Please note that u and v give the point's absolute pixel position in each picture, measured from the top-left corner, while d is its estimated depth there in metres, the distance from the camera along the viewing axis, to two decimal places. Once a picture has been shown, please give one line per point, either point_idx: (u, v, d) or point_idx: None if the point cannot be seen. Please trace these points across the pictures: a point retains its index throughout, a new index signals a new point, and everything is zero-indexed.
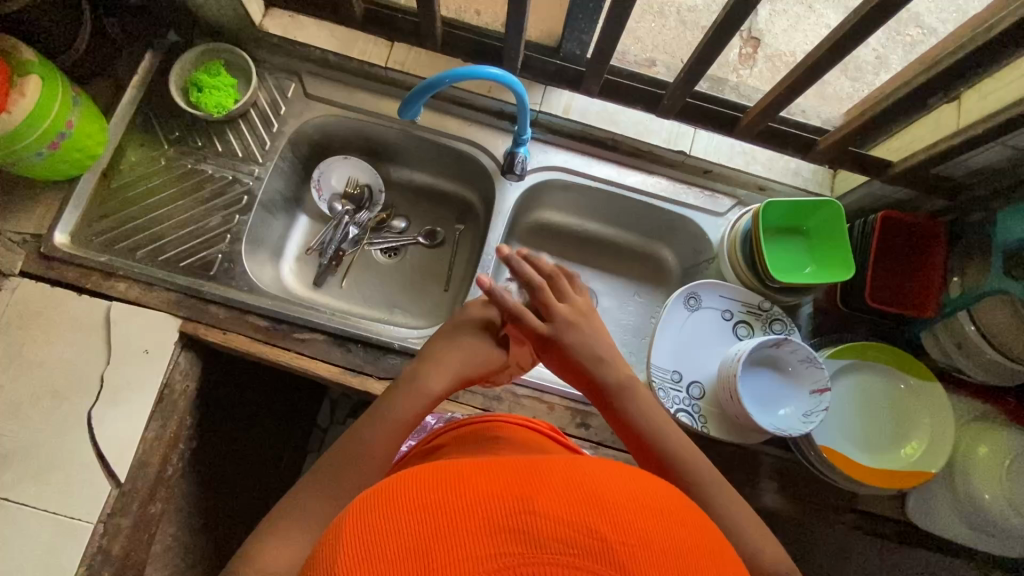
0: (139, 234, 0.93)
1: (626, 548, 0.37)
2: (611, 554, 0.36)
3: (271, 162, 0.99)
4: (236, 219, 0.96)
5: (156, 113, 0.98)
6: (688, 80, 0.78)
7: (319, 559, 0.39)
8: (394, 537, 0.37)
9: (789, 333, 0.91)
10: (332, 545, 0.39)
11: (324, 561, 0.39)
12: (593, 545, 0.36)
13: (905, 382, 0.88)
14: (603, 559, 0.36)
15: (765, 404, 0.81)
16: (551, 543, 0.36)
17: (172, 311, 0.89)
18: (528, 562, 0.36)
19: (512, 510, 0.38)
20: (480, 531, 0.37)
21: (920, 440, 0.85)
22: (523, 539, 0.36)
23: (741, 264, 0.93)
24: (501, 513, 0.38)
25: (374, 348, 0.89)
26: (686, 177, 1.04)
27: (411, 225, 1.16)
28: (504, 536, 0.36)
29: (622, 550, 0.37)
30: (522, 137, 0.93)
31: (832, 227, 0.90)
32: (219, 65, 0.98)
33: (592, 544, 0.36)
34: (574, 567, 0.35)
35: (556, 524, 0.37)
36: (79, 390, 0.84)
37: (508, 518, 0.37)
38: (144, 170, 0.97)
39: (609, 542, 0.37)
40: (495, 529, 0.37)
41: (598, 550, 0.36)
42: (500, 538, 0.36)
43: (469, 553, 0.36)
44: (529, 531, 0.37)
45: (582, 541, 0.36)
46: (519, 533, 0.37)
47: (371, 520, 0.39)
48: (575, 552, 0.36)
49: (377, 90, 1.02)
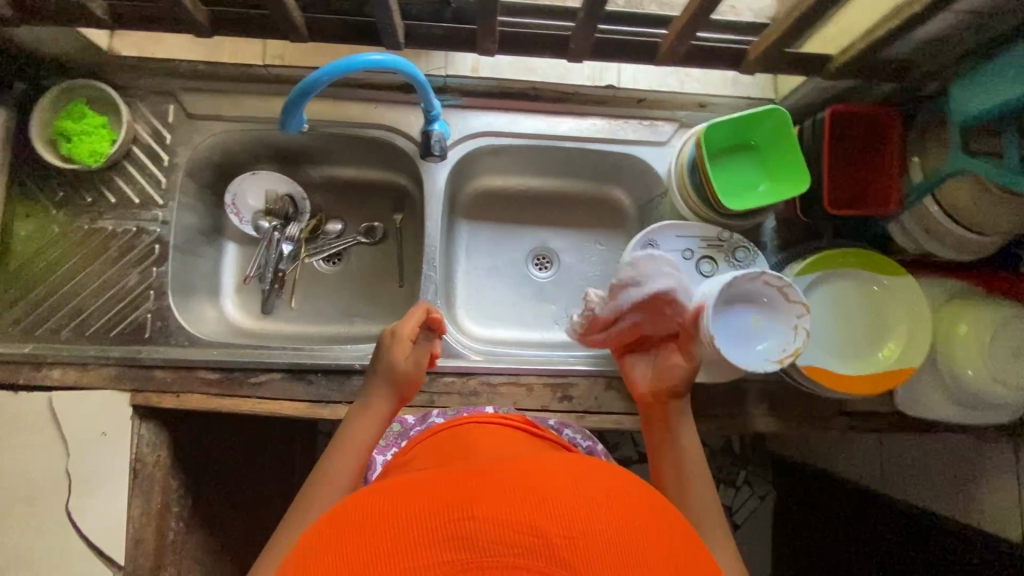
0: (57, 313, 0.86)
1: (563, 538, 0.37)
2: (548, 549, 0.37)
3: (173, 200, 0.90)
4: (154, 272, 0.88)
5: (32, 175, 0.88)
6: (595, 16, 0.69)
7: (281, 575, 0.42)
8: (343, 552, 0.39)
9: (752, 259, 0.88)
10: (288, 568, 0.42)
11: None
12: (529, 541, 0.37)
13: (879, 283, 0.85)
14: (544, 556, 0.36)
15: (741, 339, 0.78)
16: (492, 545, 0.36)
17: (118, 386, 0.84)
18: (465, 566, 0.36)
19: (455, 519, 0.38)
20: (421, 534, 0.38)
21: (897, 339, 0.84)
22: (466, 545, 0.37)
23: (691, 196, 0.87)
24: (445, 523, 0.38)
25: (337, 374, 0.86)
26: (621, 111, 0.95)
27: (347, 225, 1.08)
28: (446, 542, 0.37)
29: (558, 547, 0.37)
30: (432, 112, 0.83)
31: (781, 137, 0.84)
32: (82, 106, 0.86)
33: (528, 541, 0.37)
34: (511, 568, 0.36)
35: (500, 526, 0.37)
36: (49, 488, 0.82)
37: (453, 527, 0.38)
38: (38, 244, 0.88)
39: (551, 540, 0.37)
40: (439, 537, 0.37)
41: (539, 547, 0.37)
42: (444, 546, 0.37)
43: (414, 565, 0.36)
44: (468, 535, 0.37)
45: (524, 541, 0.37)
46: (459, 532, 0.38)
47: (323, 542, 0.41)
48: (509, 551, 0.36)
49: (264, 91, 0.91)
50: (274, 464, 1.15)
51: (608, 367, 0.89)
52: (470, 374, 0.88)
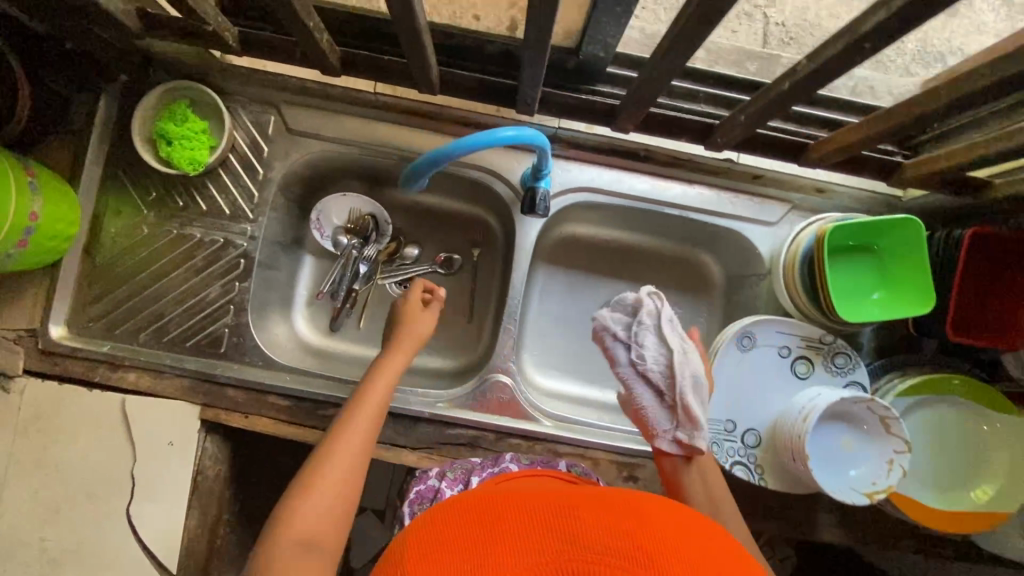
0: (137, 315, 0.86)
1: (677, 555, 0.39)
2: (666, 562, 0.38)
3: (263, 215, 0.88)
4: (236, 287, 0.87)
5: (128, 171, 0.87)
6: (751, 114, 0.66)
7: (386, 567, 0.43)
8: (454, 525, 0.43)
9: (853, 367, 0.82)
10: (394, 558, 0.43)
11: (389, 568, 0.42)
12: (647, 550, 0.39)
13: (989, 424, 0.80)
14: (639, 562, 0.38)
15: (830, 462, 0.75)
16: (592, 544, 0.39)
17: (190, 398, 0.84)
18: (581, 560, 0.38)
19: (562, 518, 0.42)
20: (537, 556, 0.39)
21: (993, 482, 0.79)
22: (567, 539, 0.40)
23: (800, 293, 0.83)
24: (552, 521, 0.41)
25: (404, 419, 0.85)
26: (733, 185, 0.90)
27: (424, 251, 1.05)
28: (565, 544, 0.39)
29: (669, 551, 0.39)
30: (544, 170, 0.79)
31: (910, 249, 0.78)
32: (185, 108, 0.84)
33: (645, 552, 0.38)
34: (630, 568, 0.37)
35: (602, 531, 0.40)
36: (114, 488, 0.82)
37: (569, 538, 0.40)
38: (126, 241, 0.87)
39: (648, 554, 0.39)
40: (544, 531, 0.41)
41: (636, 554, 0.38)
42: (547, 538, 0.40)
43: (518, 550, 0.39)
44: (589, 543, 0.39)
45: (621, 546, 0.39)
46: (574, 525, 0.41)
47: (436, 527, 0.44)
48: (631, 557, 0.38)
49: (369, 116, 0.88)
50: None
51: None
52: (537, 439, 0.85)
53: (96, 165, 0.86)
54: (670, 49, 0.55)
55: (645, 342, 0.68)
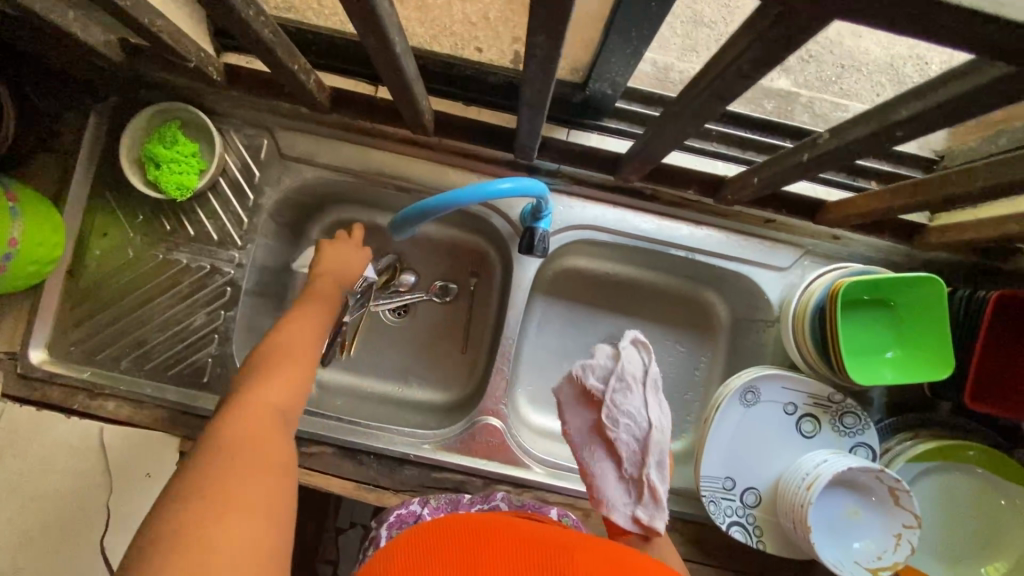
0: (119, 340, 0.83)
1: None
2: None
3: (252, 242, 0.85)
4: (221, 316, 0.84)
5: (115, 192, 0.84)
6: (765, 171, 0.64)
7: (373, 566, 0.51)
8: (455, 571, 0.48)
9: (862, 428, 0.78)
10: (389, 554, 0.51)
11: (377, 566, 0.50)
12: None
13: (1006, 497, 0.75)
14: None
15: (835, 531, 0.71)
16: None
17: (170, 429, 0.82)
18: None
19: None
20: (519, 555, 0.50)
21: (1007, 559, 0.74)
22: None
23: (809, 348, 0.79)
24: None
25: (390, 460, 0.82)
26: (743, 228, 0.86)
27: (421, 278, 1.02)
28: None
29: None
30: (544, 210, 0.75)
31: (929, 310, 0.73)
32: (175, 129, 0.81)
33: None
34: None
35: None
36: (88, 520, 0.80)
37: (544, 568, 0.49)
38: (110, 264, 0.84)
39: None
40: None
41: None
42: None
43: None
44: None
45: None
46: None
47: (426, 545, 0.51)
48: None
49: (365, 143, 0.85)
50: None
51: (673, 507, 0.82)
52: (526, 486, 0.82)
53: (83, 184, 0.83)
54: (678, 105, 0.51)
55: (626, 404, 0.66)
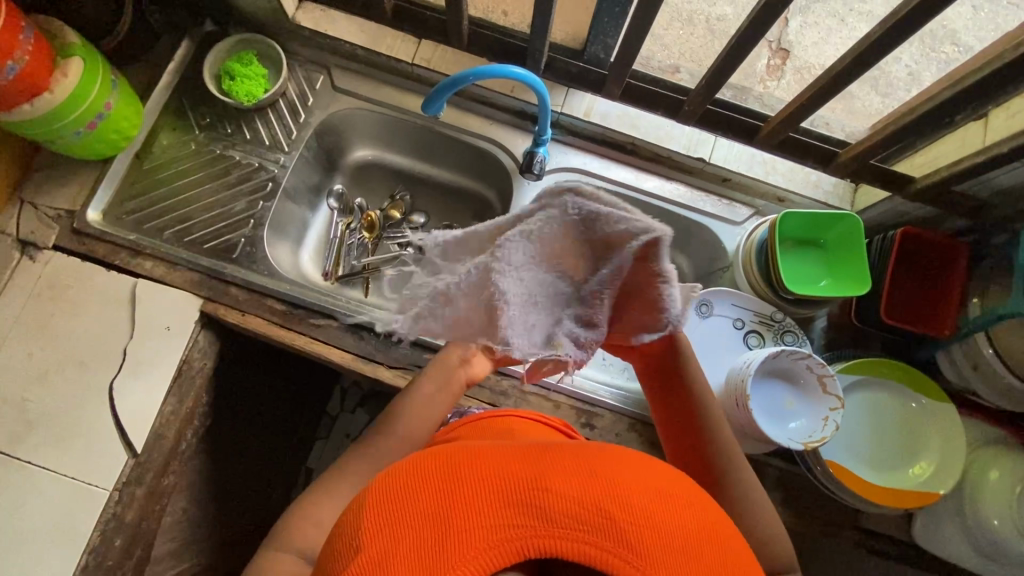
0: (167, 215, 0.97)
1: (634, 528, 0.39)
2: (622, 533, 0.39)
3: (297, 151, 1.02)
4: (260, 205, 0.99)
5: (190, 100, 1.02)
6: (708, 88, 0.86)
7: (348, 522, 0.44)
8: (419, 506, 0.41)
9: (800, 345, 0.92)
10: (359, 512, 0.43)
11: (351, 523, 0.43)
12: (600, 522, 0.39)
13: (917, 402, 0.87)
14: (607, 536, 0.39)
15: (776, 417, 0.82)
16: (561, 517, 0.39)
17: (195, 291, 0.92)
18: (542, 535, 0.39)
19: (527, 489, 0.41)
20: (491, 481, 0.42)
21: (930, 459, 0.85)
22: (535, 513, 0.40)
23: (755, 275, 0.93)
24: (516, 489, 0.41)
25: (386, 338, 0.91)
26: (705, 185, 1.03)
27: (429, 220, 1.16)
28: (511, 511, 0.40)
29: (633, 532, 0.39)
30: (542, 138, 0.96)
31: (849, 240, 0.90)
32: (251, 55, 1.01)
33: (600, 522, 0.39)
34: (583, 543, 0.39)
35: (566, 501, 0.40)
36: (102, 363, 0.87)
37: (519, 494, 0.41)
38: (175, 154, 1.00)
39: (618, 521, 0.39)
40: (508, 502, 0.40)
41: (604, 527, 0.39)
42: (514, 511, 0.40)
43: (485, 524, 0.39)
44: (539, 506, 0.40)
45: (591, 519, 0.39)
46: (532, 510, 0.40)
47: (394, 488, 0.43)
48: (587, 530, 0.39)
49: (402, 85, 1.04)
50: (280, 419, 1.18)
51: (635, 410, 0.91)
52: (504, 375, 0.91)
53: (166, 89, 1.01)
54: None
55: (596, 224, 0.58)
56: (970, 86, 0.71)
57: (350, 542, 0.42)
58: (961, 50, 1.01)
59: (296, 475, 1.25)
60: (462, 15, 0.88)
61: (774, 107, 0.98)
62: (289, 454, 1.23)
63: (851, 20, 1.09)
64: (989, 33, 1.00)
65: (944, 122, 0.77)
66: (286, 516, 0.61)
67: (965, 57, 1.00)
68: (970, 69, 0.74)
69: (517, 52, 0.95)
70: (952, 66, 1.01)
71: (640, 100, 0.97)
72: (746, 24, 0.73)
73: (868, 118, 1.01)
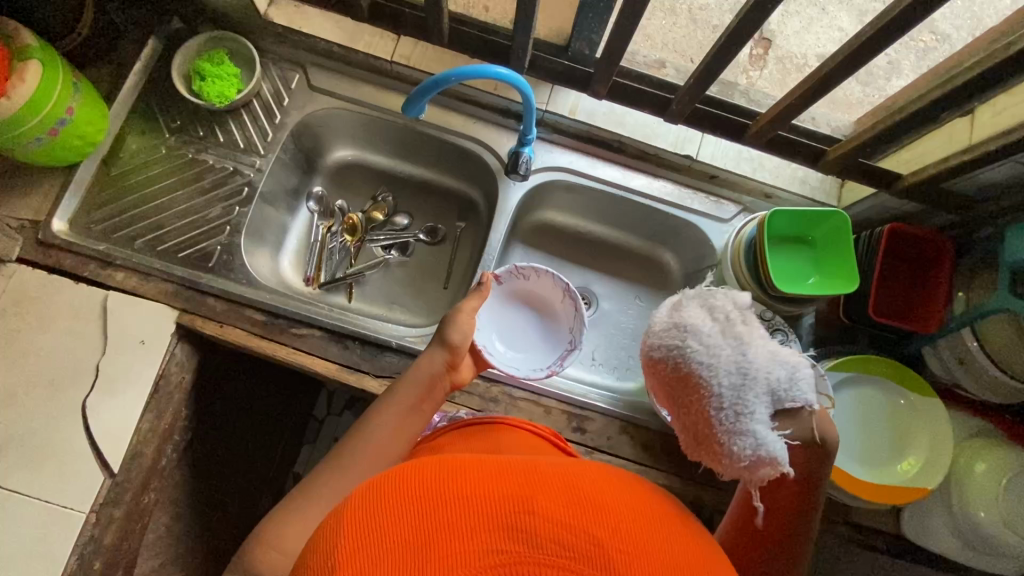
0: (137, 223, 0.93)
1: (621, 555, 0.38)
2: (609, 562, 0.37)
3: (273, 153, 0.98)
4: (236, 211, 0.95)
5: (160, 101, 0.98)
6: (697, 85, 0.84)
7: (322, 537, 0.42)
8: (397, 526, 0.39)
9: (789, 343, 0.92)
10: (336, 527, 0.41)
11: (324, 543, 0.41)
12: (588, 550, 0.37)
13: (905, 398, 0.88)
14: (594, 564, 0.37)
15: None
16: (546, 543, 0.37)
17: (169, 302, 0.88)
18: (525, 561, 0.37)
19: (512, 511, 0.39)
20: (476, 499, 0.40)
21: (918, 455, 0.86)
22: (519, 537, 0.38)
23: (744, 274, 0.93)
24: (500, 513, 0.39)
25: (371, 346, 0.89)
26: (693, 182, 1.02)
27: (413, 221, 1.12)
28: (496, 535, 0.38)
29: (621, 561, 0.37)
30: (527, 137, 0.94)
31: (837, 238, 0.90)
32: (222, 54, 0.97)
33: (588, 548, 0.37)
34: (569, 570, 0.36)
35: (553, 526, 0.38)
36: (74, 379, 0.83)
37: (504, 517, 0.39)
38: (145, 159, 0.96)
39: (605, 549, 0.38)
40: (492, 526, 0.38)
41: (591, 554, 0.37)
42: (497, 535, 0.38)
43: (465, 548, 0.37)
44: (524, 531, 0.38)
45: (577, 544, 0.37)
46: (516, 533, 0.38)
47: (372, 504, 0.41)
48: (574, 558, 0.37)
49: (381, 83, 1.01)
50: (262, 426, 1.15)
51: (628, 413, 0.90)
52: (495, 382, 0.90)
53: (132, 91, 0.97)
54: None
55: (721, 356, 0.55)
56: (959, 84, 0.70)
57: (324, 558, 0.40)
58: (940, 37, 1.01)
59: (282, 483, 1.22)
60: (442, 12, 0.84)
61: (760, 101, 0.97)
62: (273, 462, 1.20)
63: (833, 9, 1.08)
64: (967, 21, 1.00)
65: (930, 119, 0.77)
66: (248, 539, 0.59)
67: (944, 47, 1.00)
68: (960, 66, 0.73)
69: (499, 49, 0.92)
70: (931, 55, 1.01)
71: (626, 98, 0.95)
72: (734, 23, 0.72)
73: (851, 109, 1.01)
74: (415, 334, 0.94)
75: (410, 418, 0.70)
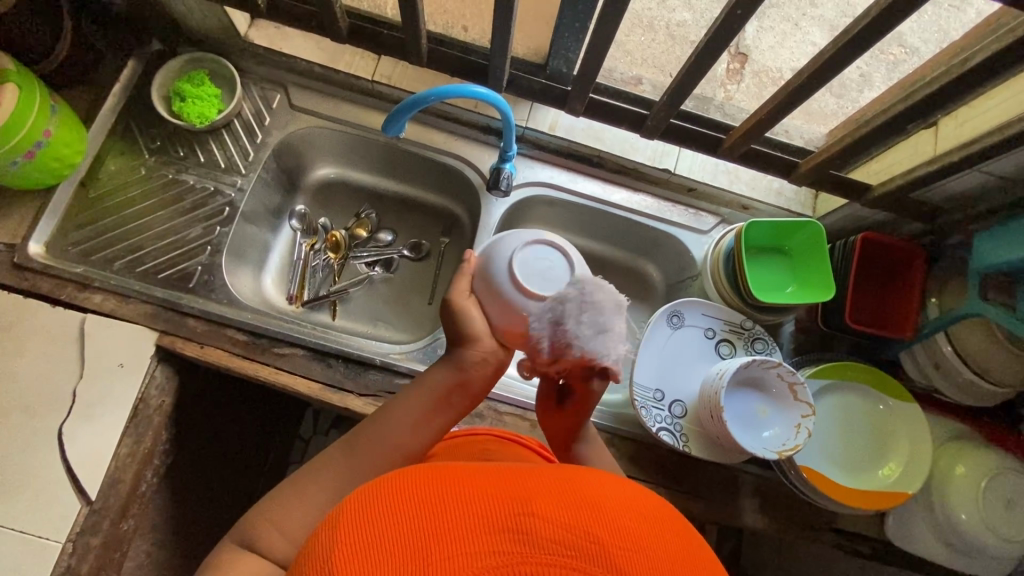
0: (117, 244, 0.92)
1: (622, 551, 0.38)
2: (611, 559, 0.37)
3: (254, 173, 0.99)
4: (217, 230, 0.95)
5: (139, 123, 0.98)
6: (672, 101, 0.86)
7: (317, 543, 0.41)
8: (396, 530, 0.38)
9: (769, 352, 0.93)
10: (331, 535, 0.40)
11: (321, 548, 0.40)
12: (589, 548, 0.37)
13: (884, 403, 0.89)
14: (596, 561, 0.37)
15: (749, 426, 0.83)
16: (549, 544, 0.37)
17: (148, 324, 0.87)
18: (527, 562, 0.36)
19: (513, 513, 0.39)
20: (476, 504, 0.40)
21: (898, 460, 0.87)
22: (521, 539, 0.37)
23: (723, 283, 0.94)
24: (500, 514, 0.39)
25: (355, 364, 0.89)
26: (671, 195, 1.04)
27: (397, 238, 1.13)
28: (496, 536, 0.37)
29: (622, 558, 0.37)
30: (508, 154, 0.95)
31: (814, 247, 0.91)
32: (203, 75, 0.97)
33: (588, 546, 0.37)
34: (572, 568, 0.36)
35: (554, 527, 0.38)
36: (50, 405, 0.82)
37: (506, 518, 0.39)
38: (124, 180, 0.96)
39: (607, 547, 0.38)
40: (493, 529, 0.38)
41: (592, 552, 0.37)
42: (499, 537, 0.37)
43: (467, 549, 0.37)
44: (523, 532, 0.38)
45: (578, 543, 0.37)
46: (518, 535, 0.38)
47: (369, 509, 0.41)
48: (575, 555, 0.37)
49: (363, 102, 1.02)
50: (246, 447, 1.13)
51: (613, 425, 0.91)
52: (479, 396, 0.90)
53: (111, 112, 0.97)
54: None
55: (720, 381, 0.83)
56: (921, 98, 0.73)
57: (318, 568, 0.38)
58: (909, 50, 1.04)
59: None
60: (420, 33, 0.86)
61: (734, 116, 0.99)
62: (257, 484, 1.18)
63: (805, 24, 1.11)
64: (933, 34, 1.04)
65: (897, 131, 0.79)
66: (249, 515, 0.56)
67: (912, 59, 1.03)
68: (924, 79, 0.75)
69: (477, 67, 0.94)
70: (901, 67, 1.04)
71: (604, 114, 0.96)
72: (704, 43, 0.74)
73: (826, 120, 1.04)
74: (398, 350, 0.94)
75: (435, 426, 0.64)
